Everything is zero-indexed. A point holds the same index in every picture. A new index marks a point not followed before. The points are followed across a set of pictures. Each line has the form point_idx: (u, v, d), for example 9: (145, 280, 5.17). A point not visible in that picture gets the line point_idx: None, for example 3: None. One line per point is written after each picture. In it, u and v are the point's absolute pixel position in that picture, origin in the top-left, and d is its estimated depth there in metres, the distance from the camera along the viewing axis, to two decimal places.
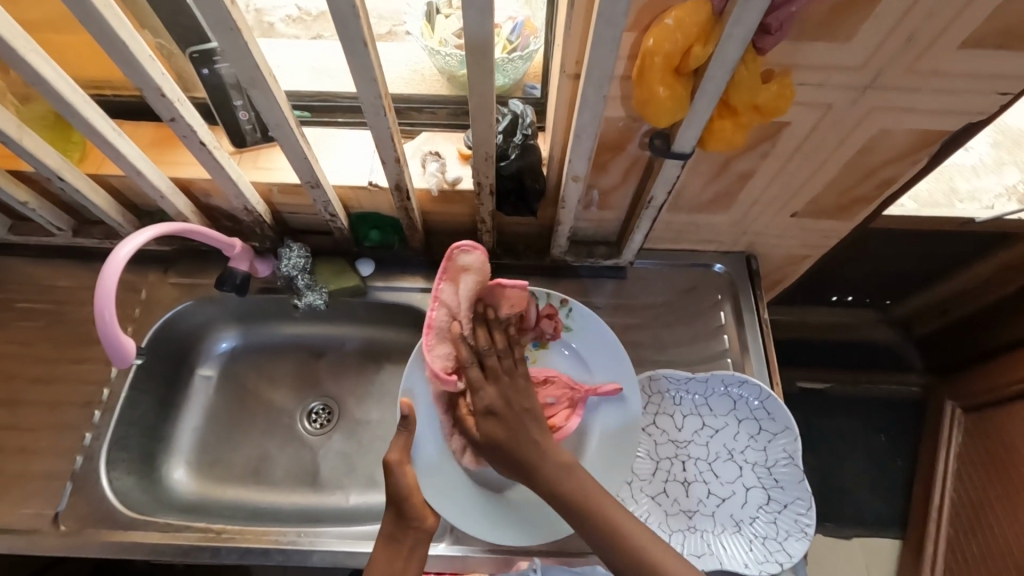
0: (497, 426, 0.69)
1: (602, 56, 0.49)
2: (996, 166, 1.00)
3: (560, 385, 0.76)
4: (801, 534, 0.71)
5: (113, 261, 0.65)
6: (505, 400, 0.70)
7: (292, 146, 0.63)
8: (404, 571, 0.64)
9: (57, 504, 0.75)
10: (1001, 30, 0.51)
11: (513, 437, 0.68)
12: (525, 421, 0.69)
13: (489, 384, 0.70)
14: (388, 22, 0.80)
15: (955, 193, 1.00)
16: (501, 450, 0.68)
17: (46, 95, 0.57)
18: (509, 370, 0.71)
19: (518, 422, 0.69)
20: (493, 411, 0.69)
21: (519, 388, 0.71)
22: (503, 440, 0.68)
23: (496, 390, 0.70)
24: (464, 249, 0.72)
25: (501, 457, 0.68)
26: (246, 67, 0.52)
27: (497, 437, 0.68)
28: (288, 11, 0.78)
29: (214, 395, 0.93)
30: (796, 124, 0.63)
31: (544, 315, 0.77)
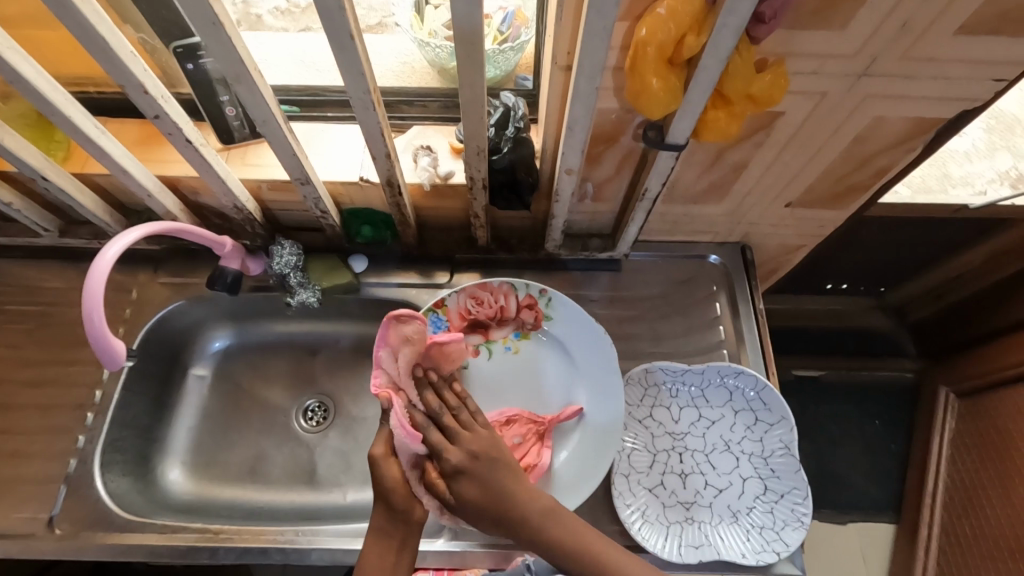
0: (471, 486, 0.65)
1: (594, 47, 0.48)
2: (988, 151, 0.99)
3: (523, 423, 0.76)
4: (798, 524, 0.71)
5: (100, 261, 0.64)
6: (474, 455, 0.66)
7: (280, 143, 0.62)
8: (395, 566, 0.63)
9: (52, 507, 0.74)
10: (996, 16, 0.50)
11: (489, 494, 0.64)
12: (497, 475, 0.65)
13: (451, 441, 0.67)
14: (377, 13, 0.78)
15: (948, 179, 1.00)
16: (482, 511, 0.64)
17: (25, 93, 0.55)
18: (468, 424, 0.69)
19: (490, 477, 0.65)
20: (463, 470, 0.66)
21: (485, 438, 0.68)
22: (482, 499, 0.64)
23: (461, 445, 0.67)
24: (403, 318, 0.73)
25: (486, 518, 0.64)
26: (230, 62, 0.51)
27: (474, 497, 0.65)
28: (276, 3, 0.76)
29: (209, 395, 0.92)
30: (791, 113, 0.62)
31: (524, 306, 0.78)
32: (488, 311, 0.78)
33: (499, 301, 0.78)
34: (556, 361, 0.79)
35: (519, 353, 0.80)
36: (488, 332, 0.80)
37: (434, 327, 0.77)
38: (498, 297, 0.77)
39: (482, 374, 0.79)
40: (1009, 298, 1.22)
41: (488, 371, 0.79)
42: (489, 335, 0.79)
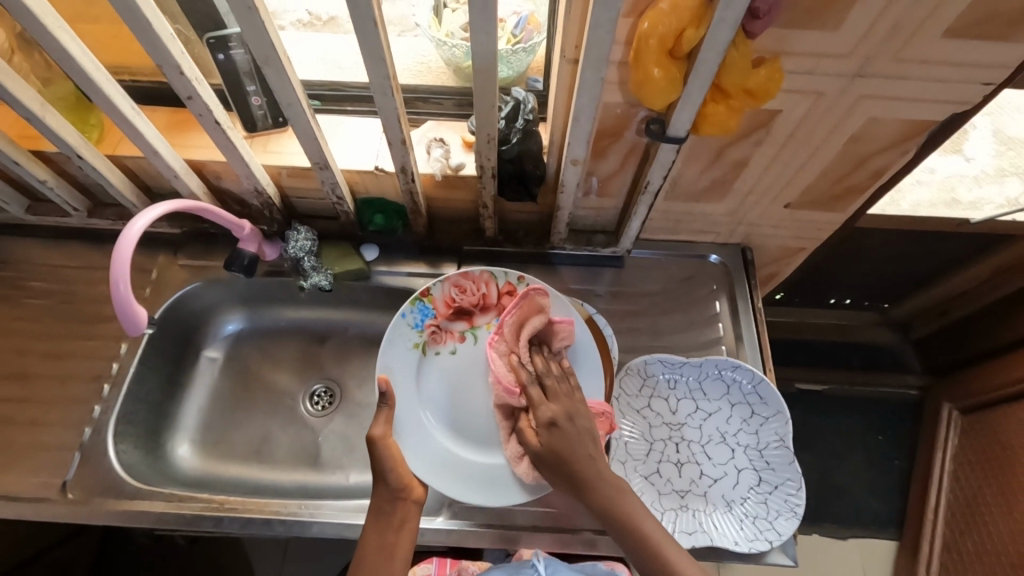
0: (560, 438, 0.68)
1: (599, 38, 0.52)
2: (998, 176, 1.01)
3: (608, 424, 0.74)
4: (790, 514, 0.73)
5: (129, 232, 0.67)
6: (566, 415, 0.69)
7: (304, 128, 0.66)
8: (395, 543, 0.67)
9: (65, 473, 0.77)
10: (980, 19, 0.53)
11: (572, 451, 0.67)
12: (582, 437, 0.68)
13: (550, 399, 0.70)
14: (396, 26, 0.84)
15: (957, 203, 1.02)
16: (558, 465, 0.67)
17: (71, 72, 0.60)
18: (570, 392, 0.72)
19: (578, 438, 0.68)
20: (555, 424, 0.68)
21: (579, 406, 0.70)
22: (564, 454, 0.67)
23: (558, 404, 0.70)
24: (541, 292, 0.76)
25: (558, 471, 0.67)
26: (262, 46, 0.55)
27: (557, 449, 0.67)
28: (299, 16, 0.82)
29: (219, 377, 0.95)
30: (788, 112, 0.65)
31: (505, 293, 0.79)
32: (471, 298, 0.79)
33: (486, 284, 0.79)
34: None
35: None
36: (473, 318, 0.81)
37: (422, 315, 0.80)
38: (480, 284, 0.79)
39: (469, 359, 0.81)
40: (1010, 313, 1.23)
41: (474, 356, 0.81)
42: (473, 321, 0.81)
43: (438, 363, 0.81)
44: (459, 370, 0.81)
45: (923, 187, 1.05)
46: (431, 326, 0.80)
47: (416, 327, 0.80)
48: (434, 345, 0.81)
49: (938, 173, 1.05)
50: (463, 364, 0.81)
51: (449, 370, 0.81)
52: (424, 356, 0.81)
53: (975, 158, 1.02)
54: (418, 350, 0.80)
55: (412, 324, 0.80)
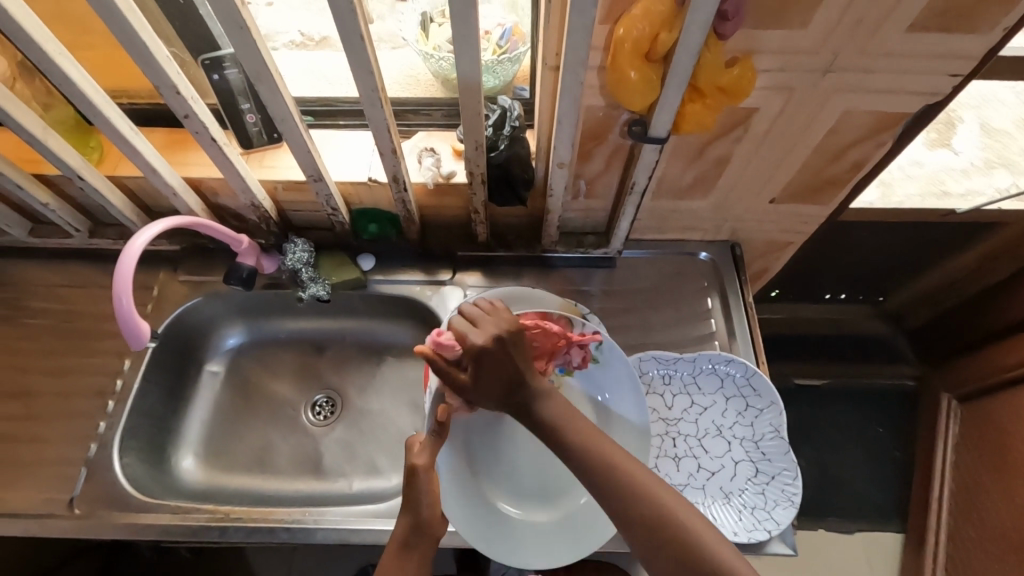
0: (489, 366, 0.63)
1: (577, 44, 0.54)
2: (986, 169, 1.03)
3: (551, 334, 0.72)
4: (788, 504, 0.74)
5: (129, 249, 0.69)
6: (497, 340, 0.63)
7: (297, 141, 0.68)
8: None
9: (71, 489, 0.78)
10: (939, 12, 0.56)
11: (505, 377, 0.63)
12: (512, 359, 0.63)
13: (476, 330, 0.64)
14: (388, 43, 0.88)
15: (947, 195, 1.04)
16: (491, 392, 0.65)
17: (71, 95, 0.62)
18: (505, 319, 0.66)
19: (506, 361, 0.63)
20: (483, 355, 0.63)
21: (512, 327, 0.65)
22: (492, 383, 0.64)
23: (485, 332, 0.64)
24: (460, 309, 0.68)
25: (493, 398, 0.65)
26: (253, 62, 0.57)
27: (488, 379, 0.64)
28: (291, 37, 0.86)
29: (221, 390, 0.97)
30: (764, 108, 0.67)
31: (576, 344, 0.74)
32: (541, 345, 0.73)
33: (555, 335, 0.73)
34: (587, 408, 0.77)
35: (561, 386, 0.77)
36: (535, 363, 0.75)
37: None
38: (554, 332, 0.72)
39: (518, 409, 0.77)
40: (999, 299, 1.21)
41: None
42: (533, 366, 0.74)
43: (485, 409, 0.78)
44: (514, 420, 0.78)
45: (912, 181, 1.06)
46: None
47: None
48: None
49: (926, 167, 1.06)
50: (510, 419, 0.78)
51: (504, 421, 0.79)
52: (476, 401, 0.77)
53: (963, 151, 1.04)
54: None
55: None
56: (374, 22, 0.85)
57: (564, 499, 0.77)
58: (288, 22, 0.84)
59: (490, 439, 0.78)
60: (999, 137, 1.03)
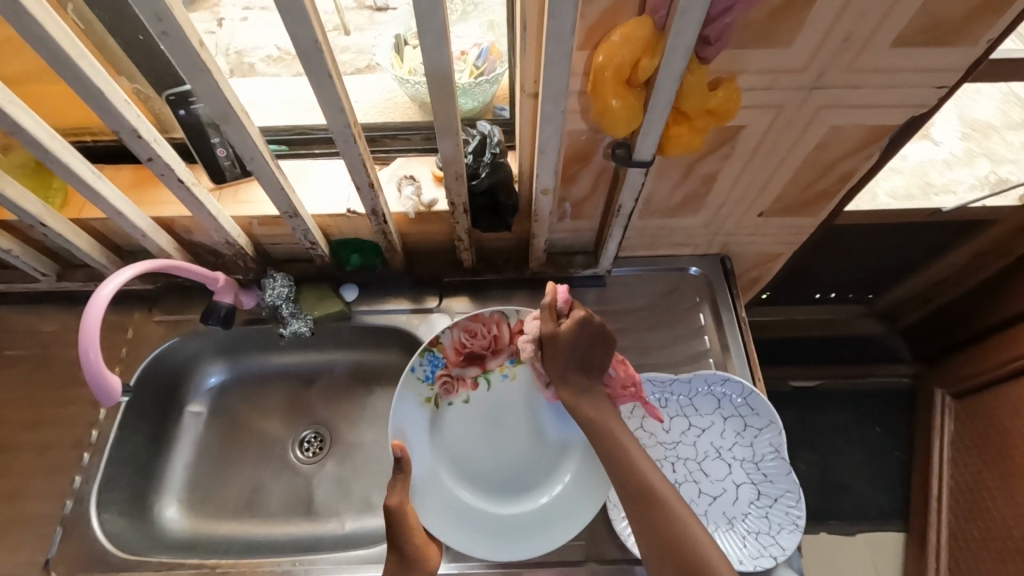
0: (582, 332, 0.69)
1: (556, 74, 0.52)
2: (969, 159, 1.01)
3: (630, 376, 0.74)
4: (792, 527, 0.73)
5: (96, 299, 0.66)
6: (597, 330, 0.70)
7: (269, 179, 0.65)
8: None
9: (48, 550, 0.75)
10: (924, 28, 0.54)
11: (588, 349, 0.70)
12: (602, 347, 0.71)
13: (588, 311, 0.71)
14: (364, 57, 0.85)
15: (930, 186, 1.04)
16: (566, 352, 0.70)
17: (25, 143, 0.59)
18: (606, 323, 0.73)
19: (601, 344, 0.71)
20: (587, 325, 0.69)
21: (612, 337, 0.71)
22: (571, 345, 0.70)
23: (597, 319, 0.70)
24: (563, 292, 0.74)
25: (561, 357, 0.70)
26: (217, 104, 0.55)
27: (575, 342, 0.70)
28: (268, 52, 0.84)
29: (205, 431, 0.93)
30: (751, 126, 0.66)
31: (516, 332, 0.78)
32: (482, 341, 0.78)
33: (495, 329, 0.78)
34: (527, 397, 0.80)
35: (512, 381, 0.80)
36: (484, 363, 0.80)
37: (433, 366, 0.77)
38: (492, 326, 0.77)
39: (480, 408, 0.80)
40: (993, 296, 1.20)
41: (484, 406, 0.80)
42: (485, 365, 0.80)
43: (446, 422, 0.79)
44: (478, 424, 0.80)
45: (896, 175, 1.05)
46: (442, 378, 0.78)
47: (426, 378, 0.77)
48: (446, 397, 0.79)
49: (909, 160, 1.05)
50: (470, 426, 0.80)
51: (465, 438, 0.80)
52: (437, 418, 0.79)
53: (944, 142, 1.02)
54: (426, 401, 0.78)
55: (423, 377, 0.77)
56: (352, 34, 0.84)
57: (553, 484, 0.79)
58: (263, 38, 0.83)
59: (465, 449, 0.79)
60: (980, 130, 1.03)
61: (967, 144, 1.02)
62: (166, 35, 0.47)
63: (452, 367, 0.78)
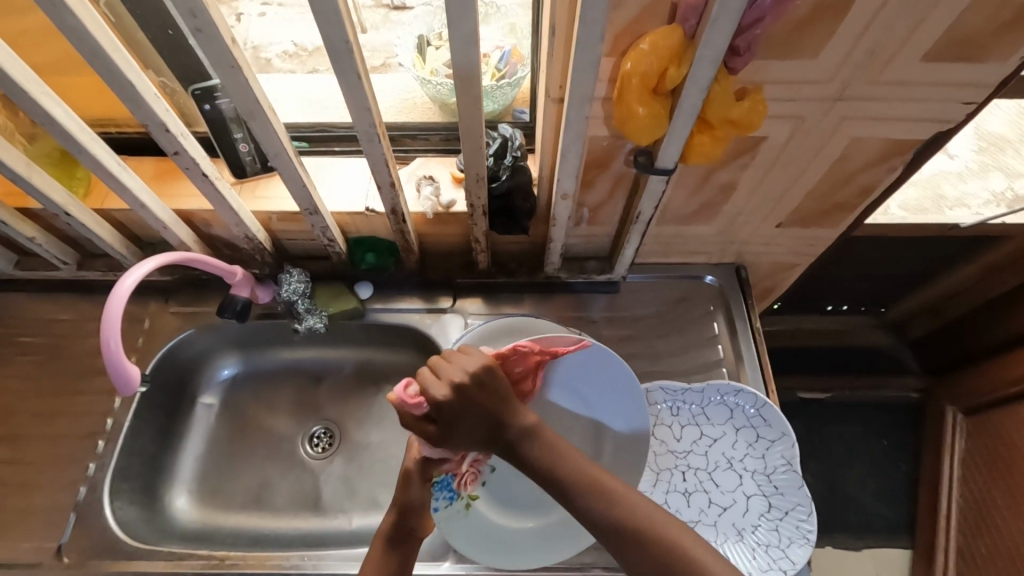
0: (459, 408, 0.58)
1: (582, 80, 0.52)
2: (981, 172, 1.01)
3: (530, 353, 0.65)
4: (803, 541, 0.72)
5: (119, 289, 0.67)
6: (457, 391, 0.58)
7: (291, 175, 0.66)
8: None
9: (60, 536, 0.76)
10: (954, 43, 0.54)
11: (479, 406, 0.58)
12: (488, 393, 0.59)
13: (442, 389, 0.58)
14: (381, 54, 0.86)
15: (943, 200, 1.01)
16: (466, 429, 0.59)
17: (55, 134, 0.60)
18: (469, 361, 0.60)
19: (480, 396, 0.59)
20: (452, 403, 0.58)
21: (479, 370, 0.60)
22: (462, 422, 0.59)
23: (452, 381, 0.58)
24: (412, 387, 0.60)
25: (468, 436, 0.60)
26: (245, 101, 0.55)
27: (461, 419, 0.59)
28: (284, 48, 0.85)
29: (216, 423, 0.94)
30: (773, 137, 0.66)
31: None
32: None
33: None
34: None
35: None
36: None
37: (447, 489, 0.71)
38: None
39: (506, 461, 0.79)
40: (1006, 311, 1.18)
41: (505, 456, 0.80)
42: None
43: (489, 493, 0.79)
44: (512, 467, 0.80)
45: (910, 186, 1.04)
46: (457, 482, 0.72)
47: (451, 500, 0.73)
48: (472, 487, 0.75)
49: (924, 172, 1.04)
50: (500, 476, 0.79)
51: (500, 483, 0.79)
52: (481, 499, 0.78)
53: (959, 155, 1.03)
54: (467, 510, 0.75)
55: (447, 500, 0.72)
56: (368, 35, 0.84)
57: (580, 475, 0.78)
58: (281, 33, 0.84)
59: (520, 484, 0.79)
60: (995, 144, 1.02)
61: (981, 157, 1.03)
62: (200, 32, 0.48)
63: (459, 472, 0.71)
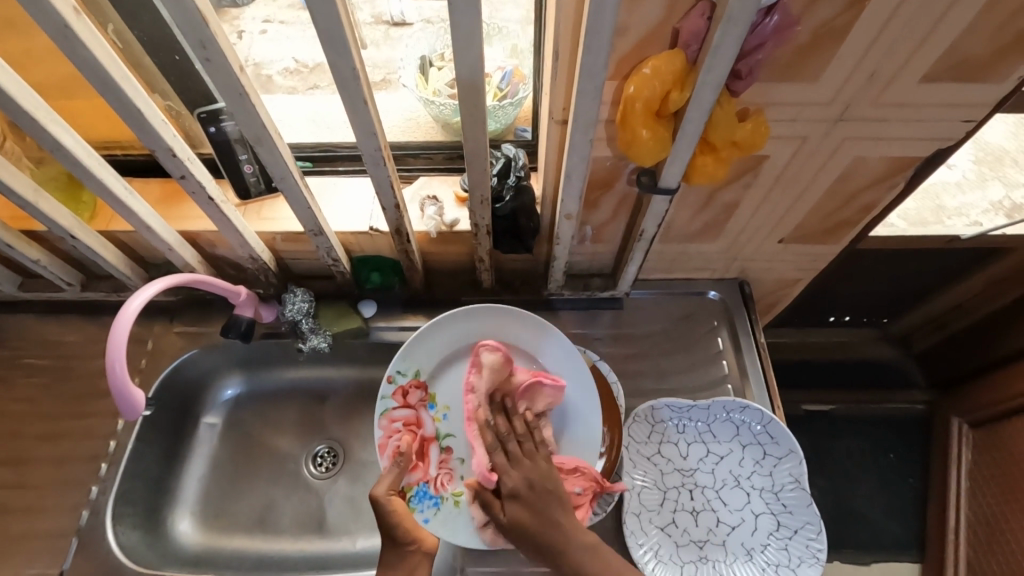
0: (524, 508, 0.68)
1: (586, 106, 0.53)
2: (980, 182, 1.02)
3: (586, 476, 0.72)
4: (813, 560, 0.72)
5: (124, 312, 0.67)
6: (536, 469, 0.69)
7: (297, 198, 0.66)
8: None
9: (62, 562, 0.76)
10: (954, 64, 0.55)
11: (542, 518, 0.67)
12: (550, 504, 0.68)
13: (513, 467, 0.70)
14: (382, 70, 0.85)
15: (943, 210, 1.02)
16: (526, 536, 0.66)
17: (63, 160, 0.60)
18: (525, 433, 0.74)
19: (542, 502, 0.68)
20: (518, 494, 0.69)
21: (541, 470, 0.70)
22: (529, 521, 0.67)
23: (521, 472, 0.70)
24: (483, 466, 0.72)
25: (528, 543, 0.66)
26: (252, 126, 0.56)
27: (526, 520, 0.67)
28: (286, 65, 0.86)
29: (218, 444, 0.93)
30: (775, 156, 0.66)
31: (403, 398, 0.76)
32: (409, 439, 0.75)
33: (397, 428, 0.75)
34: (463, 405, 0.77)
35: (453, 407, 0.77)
36: (430, 439, 0.76)
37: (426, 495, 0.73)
38: (392, 433, 0.74)
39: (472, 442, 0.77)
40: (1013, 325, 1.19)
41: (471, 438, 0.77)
42: (429, 439, 0.76)
43: None
44: None
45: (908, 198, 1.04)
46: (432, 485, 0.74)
47: (438, 506, 0.73)
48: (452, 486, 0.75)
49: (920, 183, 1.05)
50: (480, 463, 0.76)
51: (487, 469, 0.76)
52: None
53: (956, 166, 1.03)
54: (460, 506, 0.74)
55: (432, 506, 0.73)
56: (369, 49, 0.84)
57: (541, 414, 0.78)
58: (281, 51, 0.85)
59: None
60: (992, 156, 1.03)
61: (979, 168, 1.03)
62: (209, 62, 0.48)
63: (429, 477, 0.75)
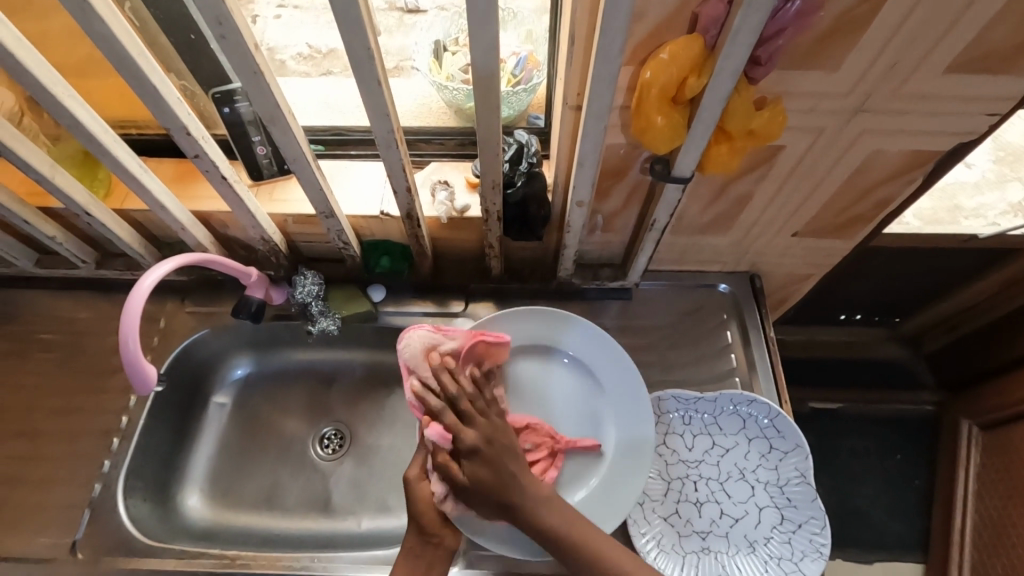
0: (486, 468, 0.65)
1: (601, 91, 0.52)
2: (998, 182, 0.99)
3: (540, 433, 0.76)
4: (816, 555, 0.72)
5: (137, 289, 0.68)
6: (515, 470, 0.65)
7: (309, 179, 0.66)
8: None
9: (74, 533, 0.77)
10: (979, 55, 0.53)
11: (502, 478, 0.65)
12: (508, 460, 0.66)
13: (467, 425, 0.66)
14: (396, 57, 0.85)
15: (959, 209, 1.00)
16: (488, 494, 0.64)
17: (79, 136, 0.61)
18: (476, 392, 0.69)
19: (500, 459, 0.65)
20: (478, 452, 0.65)
21: (496, 426, 0.67)
22: (491, 481, 0.64)
23: (476, 429, 0.66)
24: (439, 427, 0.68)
25: (490, 499, 0.65)
26: (266, 105, 0.56)
27: (485, 478, 0.64)
28: (299, 50, 0.85)
29: (227, 423, 0.95)
30: (791, 147, 0.65)
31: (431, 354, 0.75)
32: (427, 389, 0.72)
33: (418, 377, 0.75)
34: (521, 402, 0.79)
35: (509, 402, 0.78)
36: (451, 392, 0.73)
37: None
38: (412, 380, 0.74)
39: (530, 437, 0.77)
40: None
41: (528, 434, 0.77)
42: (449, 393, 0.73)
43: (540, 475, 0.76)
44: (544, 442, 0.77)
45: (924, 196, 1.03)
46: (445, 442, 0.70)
47: None
48: None
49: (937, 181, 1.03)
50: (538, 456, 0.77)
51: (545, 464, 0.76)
52: None
53: (975, 165, 1.00)
54: None
55: None
56: (382, 36, 0.83)
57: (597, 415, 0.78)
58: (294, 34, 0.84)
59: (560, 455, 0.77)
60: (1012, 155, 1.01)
61: (998, 167, 1.00)
62: (224, 38, 0.48)
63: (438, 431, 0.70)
